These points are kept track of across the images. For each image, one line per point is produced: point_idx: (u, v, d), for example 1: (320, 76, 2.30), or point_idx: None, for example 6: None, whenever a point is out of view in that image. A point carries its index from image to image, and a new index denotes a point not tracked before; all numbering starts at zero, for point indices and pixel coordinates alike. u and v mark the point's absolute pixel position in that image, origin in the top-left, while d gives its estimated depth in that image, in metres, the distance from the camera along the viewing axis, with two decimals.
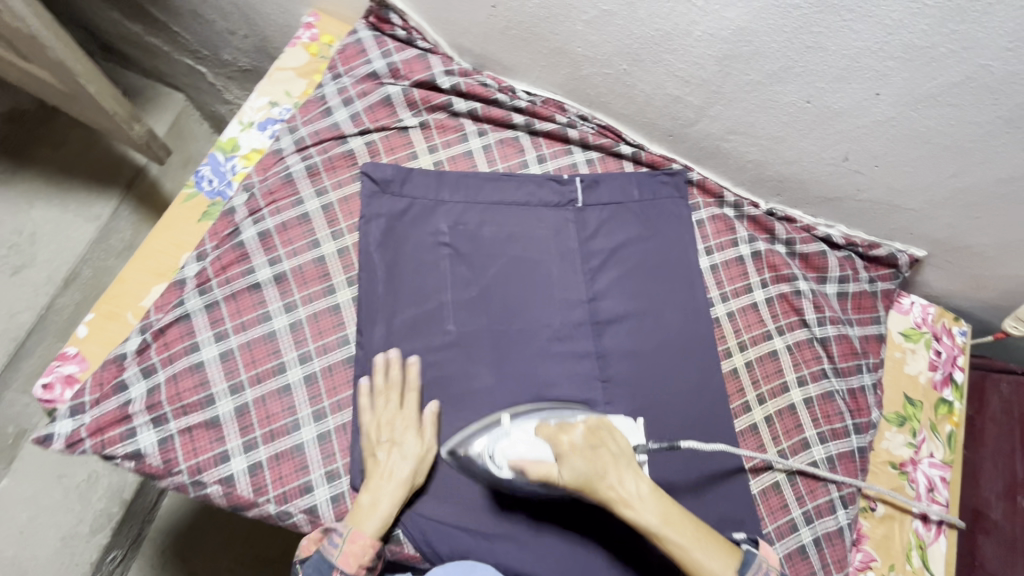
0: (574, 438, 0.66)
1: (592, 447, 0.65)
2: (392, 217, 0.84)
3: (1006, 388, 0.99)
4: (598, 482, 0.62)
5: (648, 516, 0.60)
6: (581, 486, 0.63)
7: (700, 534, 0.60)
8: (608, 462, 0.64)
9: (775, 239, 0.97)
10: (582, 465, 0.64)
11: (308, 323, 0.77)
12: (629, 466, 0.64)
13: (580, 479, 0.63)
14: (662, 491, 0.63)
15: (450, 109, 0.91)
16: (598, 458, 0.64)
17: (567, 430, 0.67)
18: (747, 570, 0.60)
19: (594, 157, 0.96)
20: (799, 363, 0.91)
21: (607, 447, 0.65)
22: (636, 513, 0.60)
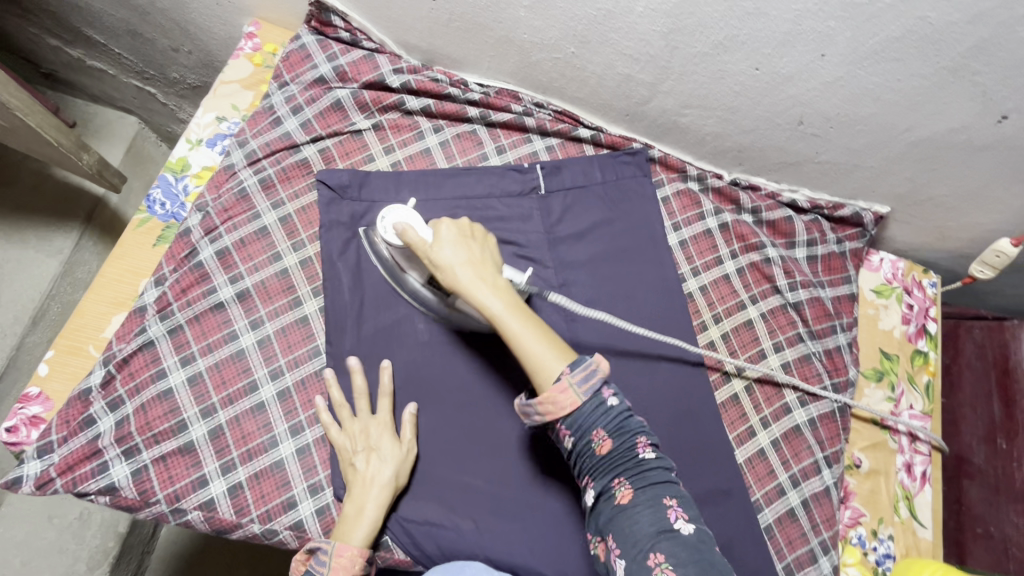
0: (447, 231, 0.69)
1: (467, 240, 0.69)
2: (353, 222, 0.83)
3: (979, 334, 1.01)
4: (458, 266, 0.66)
5: (492, 303, 0.64)
6: (439, 267, 0.67)
7: (540, 334, 0.62)
8: (474, 258, 0.67)
9: (741, 208, 0.97)
10: (449, 250, 0.67)
11: (277, 338, 0.76)
12: (491, 267, 0.67)
13: (449, 260, 0.66)
14: (514, 293, 0.66)
15: (403, 108, 0.90)
16: (466, 245, 0.68)
17: (450, 221, 0.70)
18: (577, 366, 0.58)
19: (553, 143, 0.95)
20: (775, 330, 0.91)
21: (481, 246, 0.69)
22: (483, 300, 0.64)
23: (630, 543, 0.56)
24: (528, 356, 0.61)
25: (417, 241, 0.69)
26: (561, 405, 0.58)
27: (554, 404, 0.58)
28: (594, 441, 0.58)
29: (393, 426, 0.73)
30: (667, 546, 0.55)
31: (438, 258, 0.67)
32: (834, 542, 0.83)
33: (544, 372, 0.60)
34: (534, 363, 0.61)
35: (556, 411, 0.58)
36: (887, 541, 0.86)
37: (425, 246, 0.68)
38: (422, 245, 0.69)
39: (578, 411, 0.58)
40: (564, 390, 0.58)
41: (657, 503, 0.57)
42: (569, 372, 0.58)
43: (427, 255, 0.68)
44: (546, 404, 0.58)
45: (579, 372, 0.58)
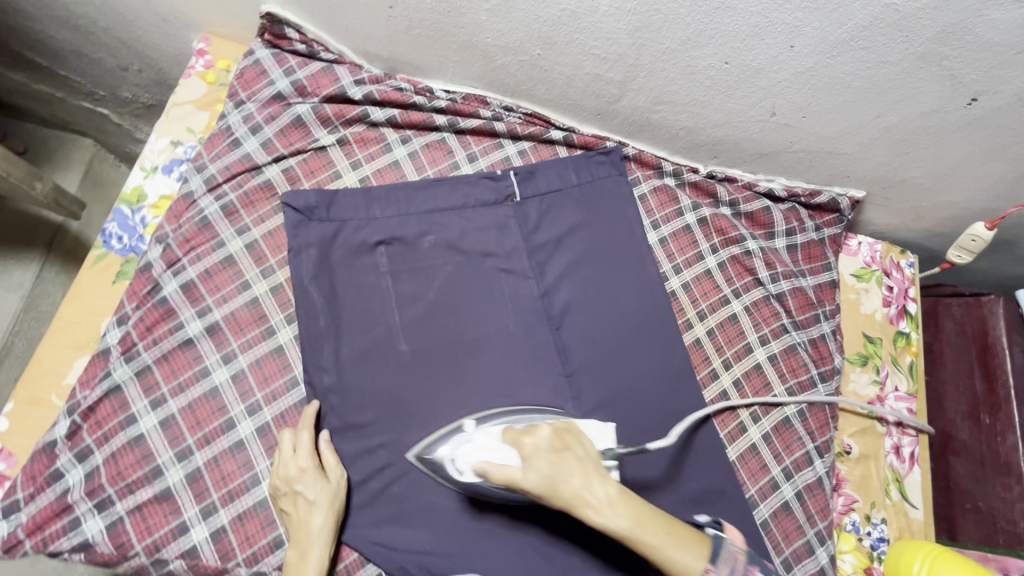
0: (538, 441, 0.66)
1: (560, 452, 0.65)
2: (324, 244, 0.80)
3: (958, 311, 1.01)
4: (558, 484, 0.62)
5: (613, 519, 0.60)
6: (541, 493, 0.63)
7: (675, 535, 0.59)
8: (573, 466, 0.63)
9: (719, 202, 0.96)
10: (545, 469, 0.63)
11: (251, 371, 0.73)
12: (596, 468, 0.64)
13: (551, 481, 0.62)
14: (631, 495, 0.62)
15: (367, 120, 0.87)
16: (563, 461, 0.64)
17: (526, 432, 0.67)
18: (718, 559, 0.57)
19: (526, 147, 0.93)
20: (760, 323, 0.91)
21: (575, 449, 0.66)
22: (611, 522, 0.60)
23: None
24: (673, 567, 0.56)
25: (501, 471, 0.65)
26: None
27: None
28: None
29: (332, 464, 0.70)
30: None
31: (533, 466, 0.63)
32: (829, 531, 0.83)
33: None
34: (678, 573, 0.56)
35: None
36: (881, 525, 0.86)
37: (513, 475, 0.64)
38: (511, 478, 0.64)
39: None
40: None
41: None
42: (714, 572, 0.56)
43: (513, 475, 0.64)
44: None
45: (723, 566, 0.56)
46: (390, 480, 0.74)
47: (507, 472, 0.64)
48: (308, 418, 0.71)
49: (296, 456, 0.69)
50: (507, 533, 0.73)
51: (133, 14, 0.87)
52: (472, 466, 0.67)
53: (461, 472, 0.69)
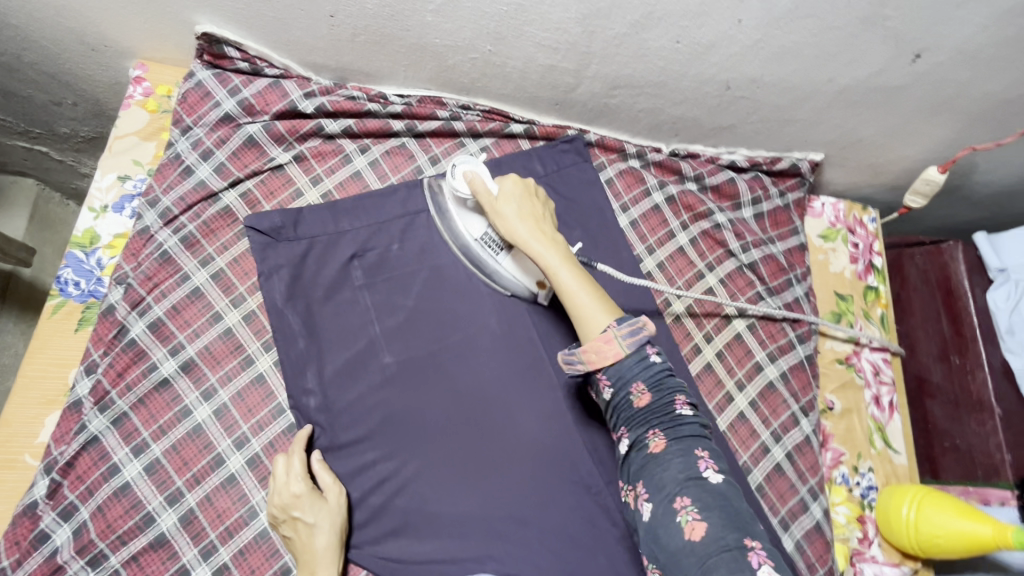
0: (509, 186, 0.73)
1: (533, 202, 0.73)
2: (294, 265, 0.78)
3: (921, 260, 1.05)
4: (516, 217, 0.71)
5: (551, 259, 0.68)
6: (498, 215, 0.72)
7: (594, 291, 0.66)
8: (537, 216, 0.72)
9: (684, 178, 0.97)
10: (515, 204, 0.72)
11: (234, 405, 0.71)
12: (554, 231, 0.71)
13: (514, 212, 0.71)
14: (571, 251, 0.70)
15: (323, 133, 0.84)
16: (542, 224, 0.71)
17: (515, 179, 0.74)
18: (622, 321, 0.62)
19: (488, 143, 0.91)
20: (735, 293, 0.92)
21: (546, 212, 0.74)
22: (528, 236, 0.70)
23: (661, 483, 0.58)
24: (579, 310, 0.65)
25: (482, 191, 0.73)
26: (603, 355, 0.61)
27: (597, 352, 0.61)
28: (633, 394, 0.61)
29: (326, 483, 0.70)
30: (693, 491, 0.56)
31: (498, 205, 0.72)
32: (821, 487, 0.86)
33: (594, 324, 0.63)
34: (583, 317, 0.64)
35: (598, 360, 0.61)
36: (869, 474, 0.90)
37: (488, 196, 0.73)
38: (486, 198, 0.73)
39: (621, 362, 0.61)
40: (608, 342, 0.61)
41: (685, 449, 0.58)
42: (616, 326, 0.61)
43: (490, 206, 0.73)
44: (588, 351, 0.61)
45: (625, 327, 0.61)
46: (389, 495, 0.74)
47: (486, 197, 0.73)
48: (301, 442, 0.70)
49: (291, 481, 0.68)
50: (512, 531, 0.74)
51: (57, 45, 0.82)
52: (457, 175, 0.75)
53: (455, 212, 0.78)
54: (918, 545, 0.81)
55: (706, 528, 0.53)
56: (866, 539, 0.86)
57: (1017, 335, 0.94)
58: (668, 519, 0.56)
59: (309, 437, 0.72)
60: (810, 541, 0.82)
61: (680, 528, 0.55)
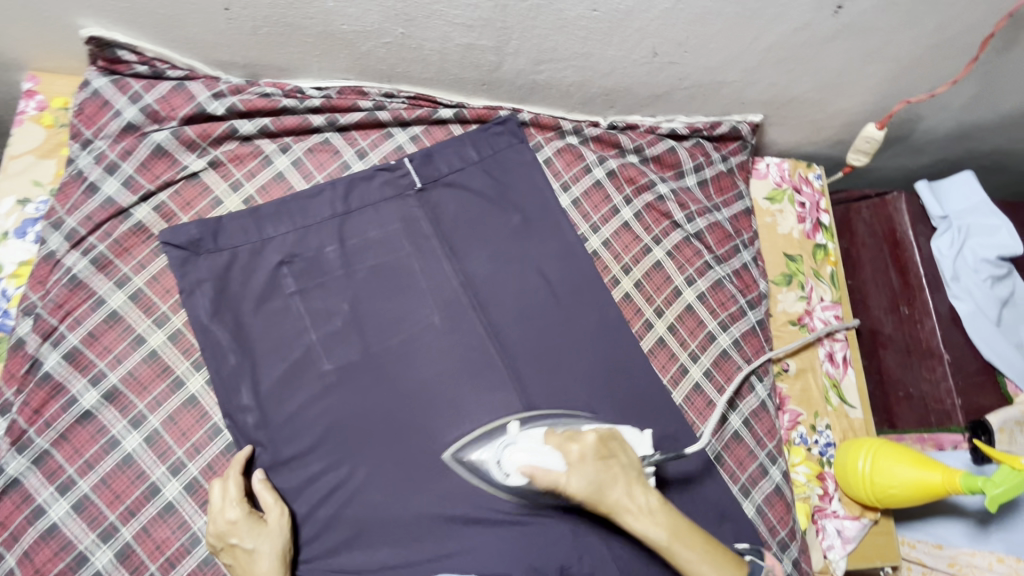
0: (583, 456, 0.69)
1: (603, 459, 0.69)
2: (218, 277, 0.74)
3: (867, 214, 1.05)
4: (603, 493, 0.68)
5: (660, 535, 0.67)
6: (588, 498, 0.68)
7: (715, 558, 0.66)
8: (615, 476, 0.69)
9: (624, 151, 0.95)
10: (589, 478, 0.68)
11: (165, 430, 0.68)
12: (632, 480, 0.69)
13: (597, 488, 0.68)
14: (668, 510, 0.69)
15: (238, 135, 0.80)
16: (609, 469, 0.69)
17: (577, 444, 0.69)
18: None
19: (417, 132, 0.88)
20: (684, 265, 0.91)
21: (615, 455, 0.70)
22: (652, 533, 0.67)
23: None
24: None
25: (549, 479, 0.68)
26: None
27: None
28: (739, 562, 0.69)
29: (268, 504, 0.67)
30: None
31: (579, 495, 0.68)
32: (779, 450, 0.86)
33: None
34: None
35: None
36: (826, 431, 0.90)
37: (562, 483, 0.68)
38: (561, 484, 0.68)
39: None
40: None
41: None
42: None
43: (566, 489, 0.68)
44: None
45: None
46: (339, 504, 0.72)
47: (552, 479, 0.68)
48: (235, 467, 0.67)
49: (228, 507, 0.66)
50: (468, 527, 0.73)
51: None
52: (517, 469, 0.70)
53: (507, 474, 0.71)
54: (875, 497, 0.82)
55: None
56: (826, 495, 0.88)
57: (961, 281, 0.96)
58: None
59: (248, 459, 0.70)
60: (770, 504, 0.82)
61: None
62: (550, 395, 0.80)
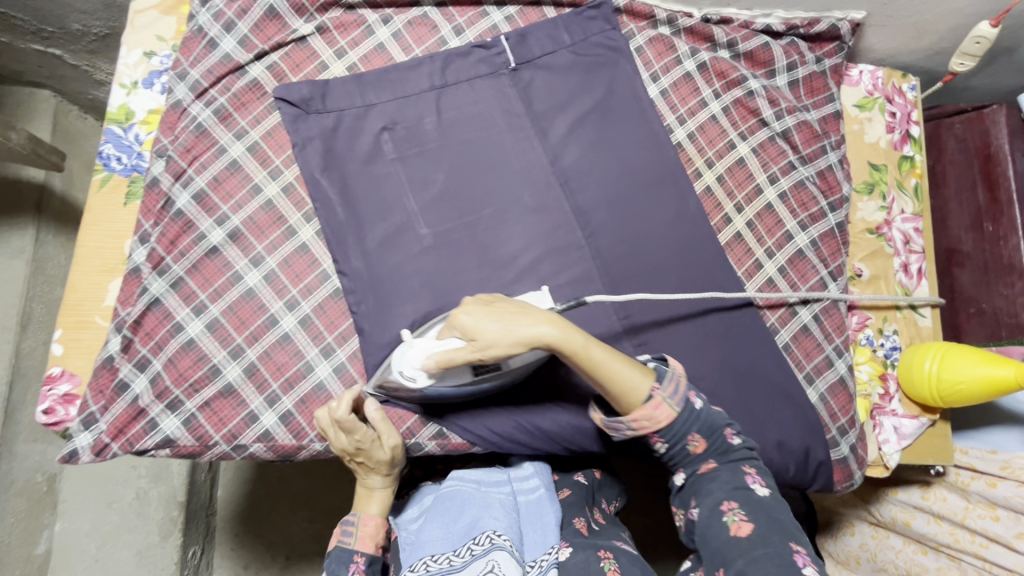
0: (470, 314, 0.63)
1: (490, 305, 0.64)
2: (326, 136, 0.78)
3: (959, 128, 1.02)
4: (500, 344, 0.61)
5: (574, 339, 0.63)
6: (502, 353, 0.62)
7: (621, 358, 0.65)
8: (508, 318, 0.63)
9: (716, 45, 0.93)
10: (493, 330, 0.62)
11: (281, 271, 0.75)
12: (525, 313, 0.64)
13: (501, 336, 0.61)
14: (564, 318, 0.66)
15: (344, 3, 0.82)
16: (499, 307, 0.64)
17: (459, 308, 0.64)
18: (663, 381, 0.66)
19: (512, 12, 0.88)
20: (767, 163, 0.91)
21: (499, 300, 0.66)
22: (546, 335, 0.62)
23: (709, 490, 0.65)
24: (625, 390, 0.65)
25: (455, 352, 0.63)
26: (657, 419, 0.65)
27: (652, 419, 0.65)
28: (690, 444, 0.67)
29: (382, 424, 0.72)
30: (738, 495, 0.63)
31: (494, 356, 0.62)
32: (845, 346, 0.88)
33: (639, 395, 0.65)
34: (626, 392, 0.65)
35: (653, 425, 0.66)
36: (893, 336, 0.92)
37: (471, 342, 0.62)
38: (469, 348, 0.62)
39: (674, 420, 0.66)
40: (660, 407, 0.65)
41: (735, 470, 0.66)
42: (660, 389, 0.65)
43: (473, 349, 0.62)
44: (645, 423, 0.66)
45: (667, 384, 0.66)
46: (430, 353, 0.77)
47: (453, 356, 0.63)
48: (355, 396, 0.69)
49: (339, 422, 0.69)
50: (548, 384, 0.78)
51: None
52: (423, 368, 0.66)
53: (415, 379, 0.67)
54: (938, 393, 0.85)
55: (753, 526, 0.61)
56: (887, 395, 0.90)
57: None
58: (714, 519, 0.63)
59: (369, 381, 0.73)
60: (833, 394, 0.86)
61: (726, 527, 0.62)
62: (629, 274, 0.84)
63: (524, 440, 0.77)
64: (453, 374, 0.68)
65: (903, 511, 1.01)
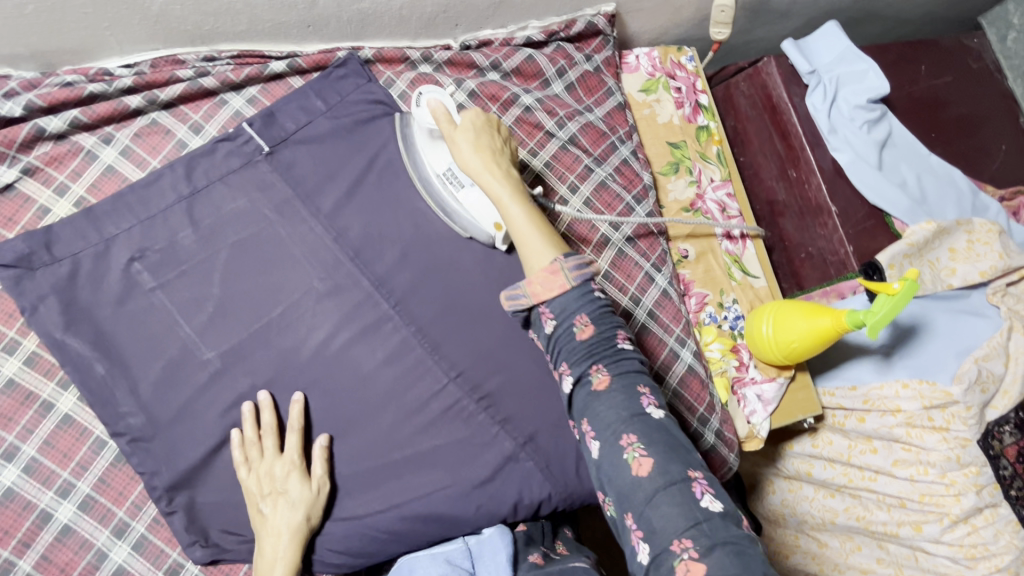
0: (476, 115, 0.69)
1: (490, 130, 0.70)
2: (62, 288, 0.69)
3: (745, 86, 1.05)
4: (467, 147, 0.68)
5: (502, 190, 0.66)
6: (458, 145, 0.68)
7: (540, 225, 0.65)
8: (490, 145, 0.68)
9: (481, 70, 0.90)
10: (468, 138, 0.68)
11: (44, 456, 0.66)
12: (506, 159, 0.69)
13: (470, 145, 0.68)
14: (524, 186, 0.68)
15: (48, 134, 0.73)
16: (490, 135, 0.69)
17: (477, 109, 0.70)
18: (569, 254, 0.60)
19: (253, 93, 0.81)
20: (564, 173, 0.89)
21: (500, 138, 0.71)
22: (485, 173, 0.67)
23: (603, 414, 0.57)
24: (526, 244, 0.64)
25: (443, 119, 0.70)
26: (550, 286, 0.59)
27: (541, 287, 0.60)
28: (576, 326, 0.59)
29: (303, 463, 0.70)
30: (636, 424, 0.56)
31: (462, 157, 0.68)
32: (688, 333, 0.87)
33: (538, 258, 0.62)
34: (525, 243, 0.64)
35: (543, 293, 0.59)
36: (734, 306, 0.92)
37: (449, 123, 0.70)
38: (446, 123, 0.70)
39: (567, 293, 0.59)
40: (556, 276, 0.59)
41: (629, 384, 0.59)
42: (562, 260, 0.60)
43: (449, 136, 0.69)
44: (534, 288, 0.60)
45: (571, 261, 0.60)
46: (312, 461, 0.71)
47: (445, 122, 0.70)
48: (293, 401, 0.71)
49: (263, 437, 0.70)
50: (391, 477, 0.73)
51: None
52: (424, 108, 0.73)
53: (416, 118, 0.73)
54: (784, 355, 0.84)
55: (653, 460, 0.54)
56: (742, 365, 0.91)
57: (839, 133, 0.97)
58: (617, 457, 0.56)
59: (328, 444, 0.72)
60: (686, 385, 0.85)
61: (628, 465, 0.55)
62: (448, 333, 0.78)
63: (374, 546, 0.71)
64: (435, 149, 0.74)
65: (803, 462, 1.01)
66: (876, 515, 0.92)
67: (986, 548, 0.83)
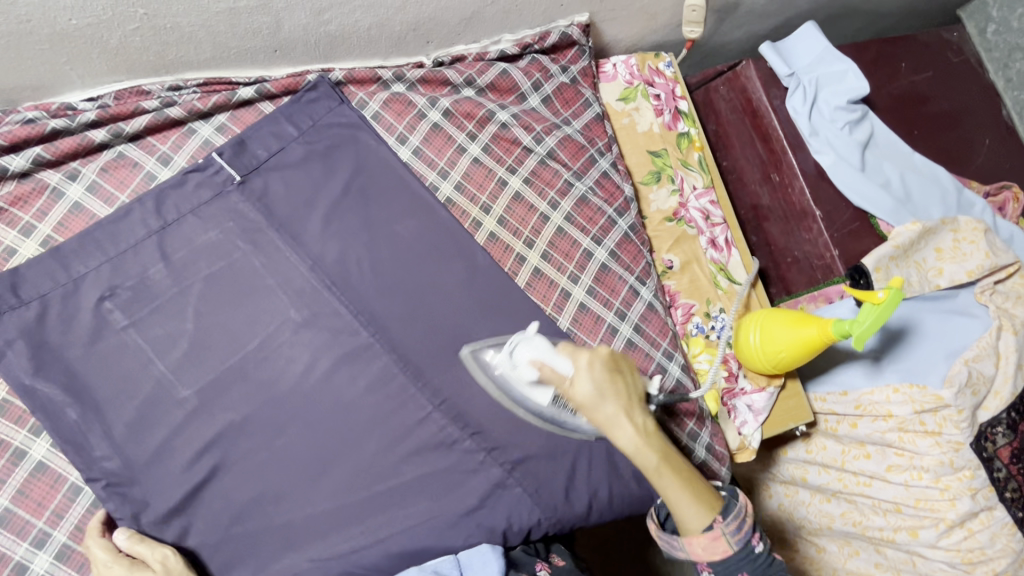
0: (593, 363, 0.61)
1: (614, 371, 0.62)
2: (30, 332, 0.67)
3: (724, 90, 1.04)
4: (589, 408, 0.61)
5: (650, 462, 0.61)
6: (586, 406, 0.61)
7: (693, 489, 0.63)
8: (614, 392, 0.62)
9: (455, 86, 0.88)
10: (591, 386, 0.61)
11: (19, 505, 0.65)
12: (637, 403, 0.62)
13: (593, 398, 0.61)
14: (663, 438, 0.63)
15: (11, 173, 0.71)
16: (618, 385, 0.62)
17: (591, 352, 0.62)
18: (727, 516, 0.63)
19: (222, 120, 0.79)
20: (543, 189, 0.88)
21: (625, 373, 0.63)
22: (626, 441, 0.61)
23: None
24: (679, 509, 0.62)
25: (553, 379, 0.62)
26: (712, 549, 0.63)
27: (706, 550, 0.63)
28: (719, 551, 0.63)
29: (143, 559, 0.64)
30: (752, 575, 0.63)
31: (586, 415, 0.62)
32: (675, 345, 0.86)
33: (693, 521, 0.62)
34: (681, 511, 0.62)
35: (705, 555, 0.63)
36: (721, 315, 0.92)
37: (566, 380, 0.62)
38: (563, 382, 0.62)
39: (727, 556, 0.63)
40: (719, 542, 0.62)
41: (754, 564, 0.63)
42: (722, 525, 0.62)
43: (572, 401, 0.61)
44: (697, 549, 0.63)
45: (732, 521, 0.63)
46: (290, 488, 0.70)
47: (559, 379, 0.62)
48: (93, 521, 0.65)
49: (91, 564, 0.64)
50: (376, 510, 0.71)
51: None
52: (527, 364, 0.64)
53: (516, 366, 0.66)
54: (772, 365, 0.83)
55: None
56: (732, 375, 0.89)
57: (820, 135, 0.96)
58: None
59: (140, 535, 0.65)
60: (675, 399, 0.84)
61: None
62: (430, 359, 0.77)
63: None
64: (541, 387, 0.66)
65: (798, 468, 1.01)
66: (872, 520, 0.91)
67: (983, 552, 0.82)
